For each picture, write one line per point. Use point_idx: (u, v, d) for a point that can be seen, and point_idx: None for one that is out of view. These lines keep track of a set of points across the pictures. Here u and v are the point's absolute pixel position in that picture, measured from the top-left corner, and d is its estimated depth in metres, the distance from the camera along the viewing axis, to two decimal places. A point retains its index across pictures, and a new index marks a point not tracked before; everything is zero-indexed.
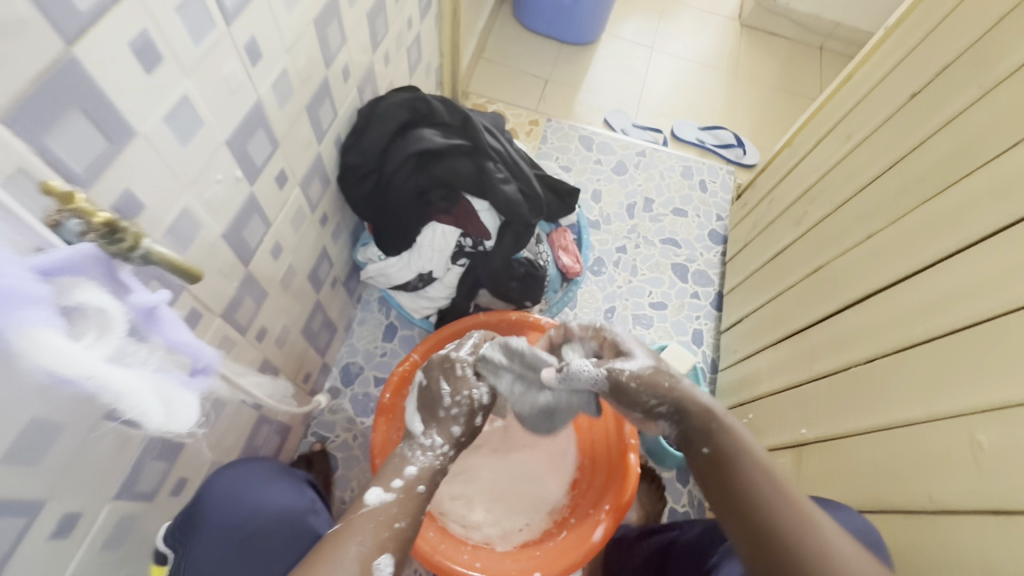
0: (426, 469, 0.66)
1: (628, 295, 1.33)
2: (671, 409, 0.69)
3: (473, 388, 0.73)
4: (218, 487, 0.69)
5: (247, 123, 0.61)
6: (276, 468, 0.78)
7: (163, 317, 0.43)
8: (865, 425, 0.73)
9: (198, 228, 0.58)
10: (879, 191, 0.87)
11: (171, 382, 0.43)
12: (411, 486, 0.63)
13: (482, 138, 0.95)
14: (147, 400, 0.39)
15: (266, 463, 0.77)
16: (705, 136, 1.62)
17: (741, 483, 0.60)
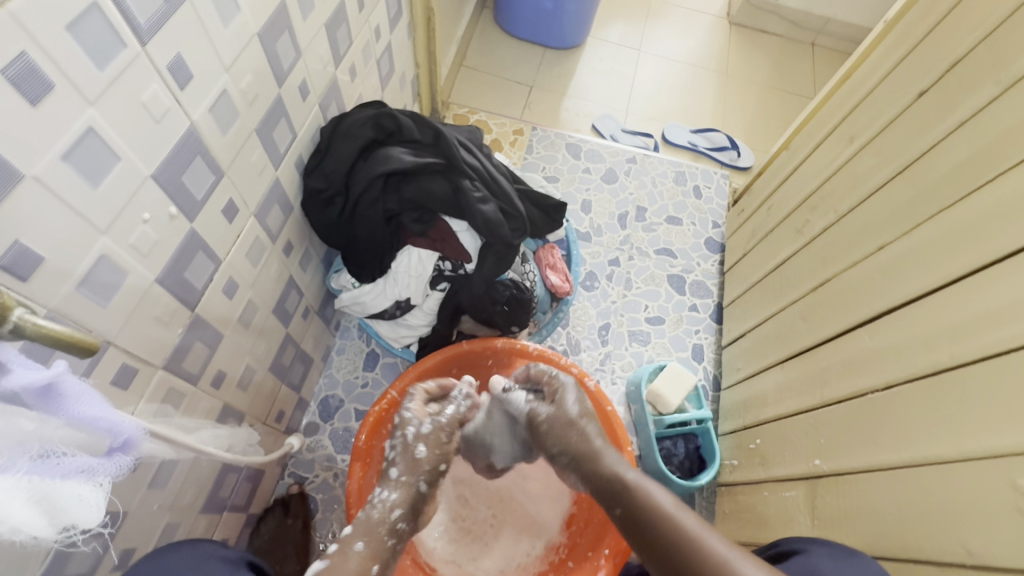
0: (367, 524, 0.62)
1: (622, 310, 1.26)
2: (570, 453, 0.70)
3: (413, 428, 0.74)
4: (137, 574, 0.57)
5: (181, 153, 0.54)
6: (210, 550, 0.63)
7: (66, 393, 0.39)
8: (889, 459, 0.66)
9: (123, 275, 0.51)
10: (889, 199, 0.81)
11: (52, 478, 0.37)
12: (348, 544, 0.59)
13: (457, 154, 0.88)
14: (16, 509, 0.35)
15: (200, 544, 0.63)
16: (697, 140, 1.56)
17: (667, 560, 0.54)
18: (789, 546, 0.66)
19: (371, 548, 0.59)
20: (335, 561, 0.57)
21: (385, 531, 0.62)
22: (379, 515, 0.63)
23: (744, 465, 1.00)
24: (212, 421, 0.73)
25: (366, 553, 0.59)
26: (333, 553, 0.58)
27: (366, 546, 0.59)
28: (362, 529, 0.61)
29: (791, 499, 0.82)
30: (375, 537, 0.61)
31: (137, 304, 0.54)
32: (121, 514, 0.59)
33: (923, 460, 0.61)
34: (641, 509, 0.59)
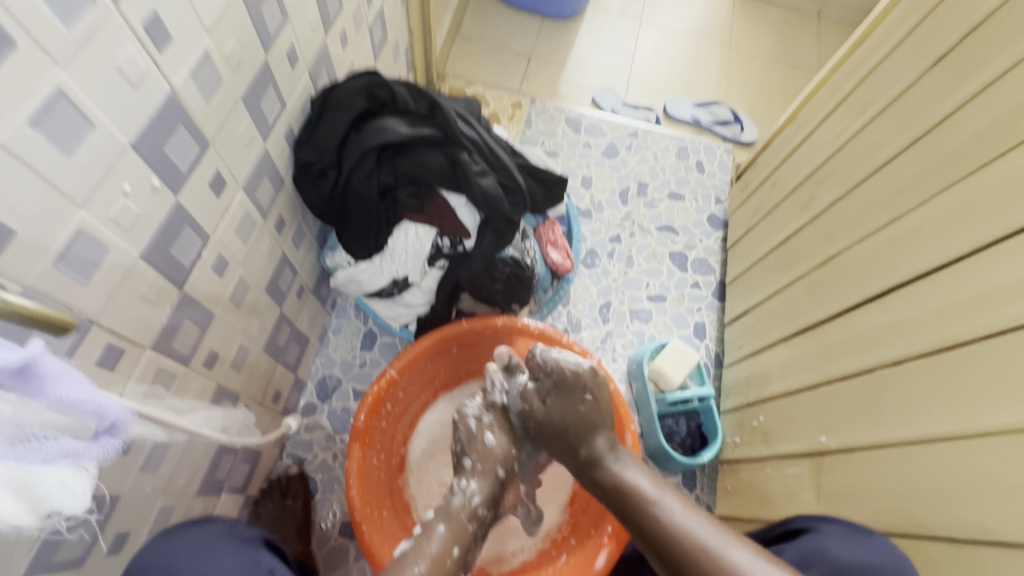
0: (449, 509, 0.67)
1: (623, 288, 1.24)
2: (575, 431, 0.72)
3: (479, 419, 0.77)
4: (156, 554, 0.58)
5: (162, 121, 0.51)
6: (225, 528, 0.64)
7: (44, 373, 0.37)
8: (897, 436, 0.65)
9: (104, 251, 0.48)
10: (903, 171, 0.78)
11: (30, 462, 0.36)
12: (431, 528, 0.65)
13: (455, 126, 0.85)
14: None
15: (217, 522, 0.65)
16: (700, 113, 1.51)
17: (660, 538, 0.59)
18: (796, 525, 0.71)
19: (451, 532, 0.64)
20: (420, 546, 0.62)
21: (464, 517, 0.66)
22: (460, 501, 0.68)
23: (747, 442, 0.99)
24: (206, 402, 0.71)
25: (445, 536, 0.64)
26: (417, 535, 0.65)
27: (446, 528, 0.65)
28: (443, 514, 0.67)
29: (794, 476, 0.83)
30: (456, 524, 0.65)
31: (120, 282, 0.51)
32: (114, 498, 0.57)
33: (939, 436, 0.60)
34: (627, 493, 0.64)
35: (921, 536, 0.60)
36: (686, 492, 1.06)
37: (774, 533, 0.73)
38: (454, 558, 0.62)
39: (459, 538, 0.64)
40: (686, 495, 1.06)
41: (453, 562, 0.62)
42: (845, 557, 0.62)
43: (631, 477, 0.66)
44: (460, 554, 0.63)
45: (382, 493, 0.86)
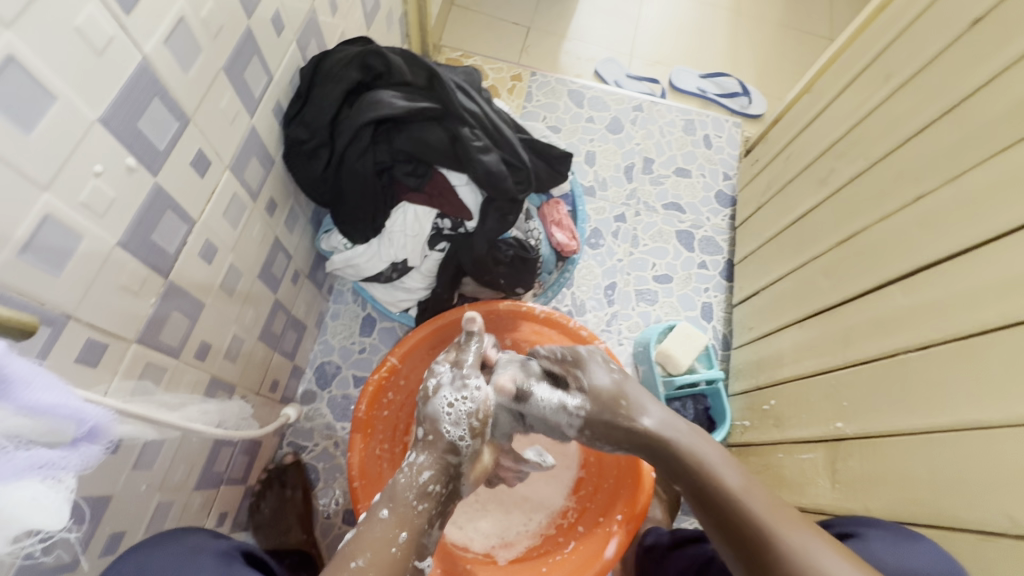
0: (393, 489, 0.59)
1: (629, 269, 1.20)
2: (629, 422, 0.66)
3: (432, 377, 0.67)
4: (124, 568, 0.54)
5: (135, 91, 0.46)
6: (198, 543, 0.59)
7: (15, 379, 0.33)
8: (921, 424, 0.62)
9: (77, 239, 0.44)
10: (933, 142, 0.74)
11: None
12: (374, 513, 0.57)
13: (454, 99, 0.80)
14: None
15: (189, 537, 0.60)
16: (707, 85, 1.45)
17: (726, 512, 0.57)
18: (842, 529, 0.66)
19: (398, 515, 0.57)
20: (363, 532, 0.56)
21: (412, 496, 0.58)
22: (405, 481, 0.59)
23: (757, 426, 0.98)
24: (199, 396, 0.68)
25: (391, 522, 0.56)
26: (361, 522, 0.57)
27: (391, 512, 0.57)
28: (388, 496, 0.58)
29: (808, 462, 0.82)
30: (403, 504, 0.58)
31: (98, 272, 0.47)
32: (106, 499, 0.55)
33: (977, 424, 0.58)
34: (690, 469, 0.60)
35: (951, 526, 0.59)
36: None
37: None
38: (401, 544, 0.56)
39: (408, 521, 0.57)
40: None
41: (399, 551, 0.55)
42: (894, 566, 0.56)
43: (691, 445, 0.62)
44: (411, 538, 0.57)
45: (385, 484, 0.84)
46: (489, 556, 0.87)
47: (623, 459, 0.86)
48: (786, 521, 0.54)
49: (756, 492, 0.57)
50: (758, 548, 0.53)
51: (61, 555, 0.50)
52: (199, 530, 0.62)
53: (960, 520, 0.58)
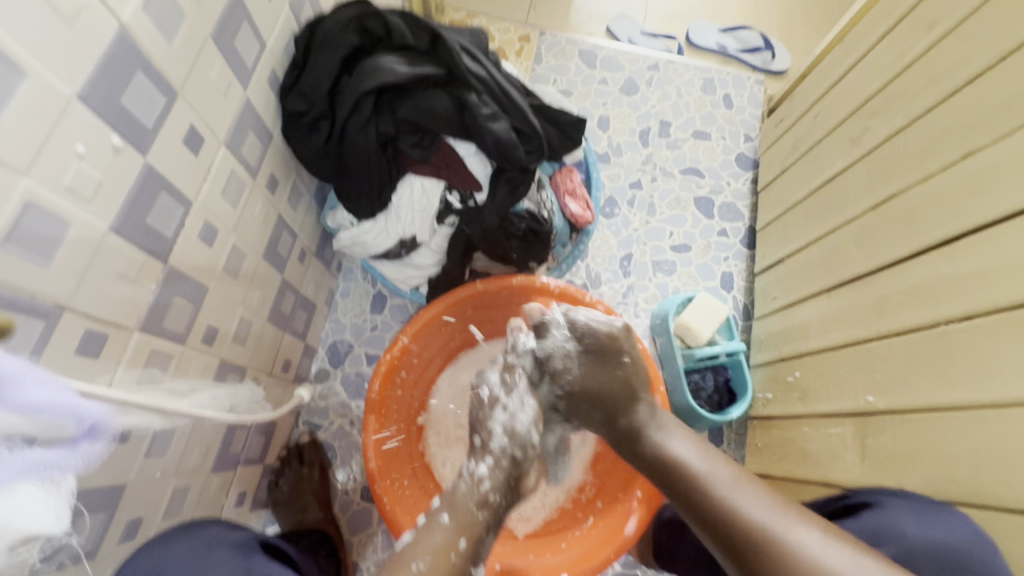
0: (454, 496, 0.61)
1: (645, 239, 1.16)
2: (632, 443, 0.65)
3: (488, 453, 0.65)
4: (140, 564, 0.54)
5: (116, 64, 0.43)
6: (215, 537, 0.61)
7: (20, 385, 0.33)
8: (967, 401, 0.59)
9: (64, 226, 0.42)
10: (986, 91, 0.68)
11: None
12: (435, 518, 0.59)
13: (459, 62, 0.75)
14: None
15: (206, 531, 0.61)
16: (728, 40, 1.36)
17: (692, 496, 0.57)
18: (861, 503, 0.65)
19: (458, 522, 0.58)
20: (422, 537, 0.57)
21: (473, 504, 0.60)
22: (466, 488, 0.62)
23: (781, 399, 0.95)
24: (209, 381, 0.67)
25: (451, 527, 0.58)
26: (421, 526, 0.58)
27: (452, 518, 0.59)
28: (448, 503, 0.61)
29: (835, 437, 0.80)
30: (462, 512, 0.59)
31: (90, 260, 0.45)
32: (121, 487, 0.54)
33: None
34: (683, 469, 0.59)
35: (997, 508, 0.57)
36: (713, 448, 1.04)
37: (835, 506, 0.69)
38: (461, 551, 0.56)
39: (469, 528, 0.58)
40: None
41: (459, 558, 0.56)
42: (916, 535, 0.57)
43: (677, 448, 0.61)
44: (469, 544, 0.57)
45: (402, 463, 0.84)
46: (507, 530, 0.87)
47: None
48: (742, 487, 0.55)
49: (748, 492, 0.54)
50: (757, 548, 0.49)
51: (63, 560, 0.49)
52: (219, 520, 0.64)
53: (1002, 500, 0.56)
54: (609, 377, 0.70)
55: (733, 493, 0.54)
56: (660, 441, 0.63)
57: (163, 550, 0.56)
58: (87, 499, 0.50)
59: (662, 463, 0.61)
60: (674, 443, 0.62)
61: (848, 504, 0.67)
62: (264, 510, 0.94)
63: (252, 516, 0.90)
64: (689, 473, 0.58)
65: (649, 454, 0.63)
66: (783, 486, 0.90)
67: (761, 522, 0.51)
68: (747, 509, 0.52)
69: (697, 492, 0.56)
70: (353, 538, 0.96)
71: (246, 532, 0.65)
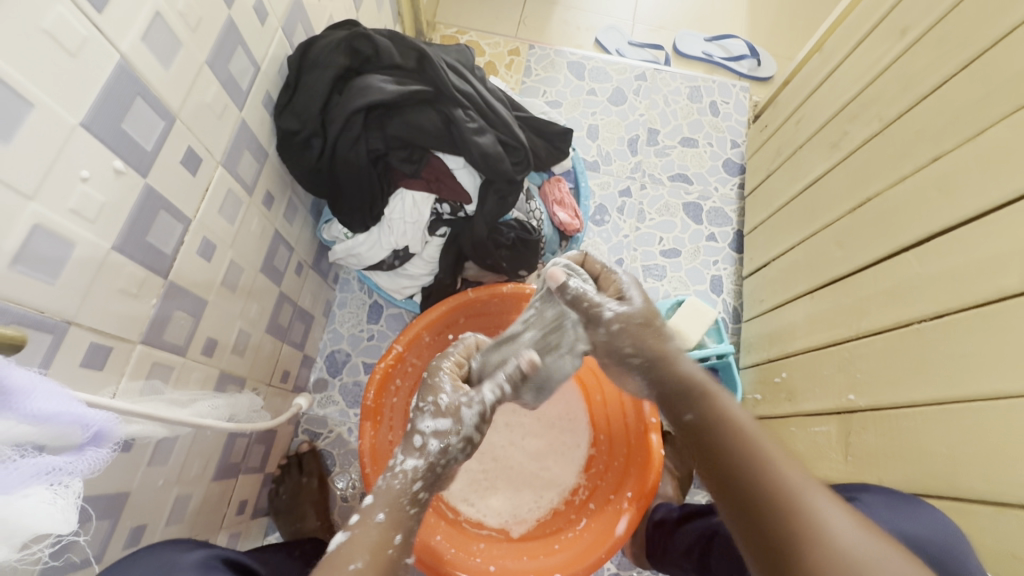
0: (387, 492, 0.57)
1: (636, 244, 1.18)
2: (643, 362, 0.63)
3: (426, 443, 0.59)
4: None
5: (115, 91, 0.45)
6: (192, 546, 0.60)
7: (28, 389, 0.38)
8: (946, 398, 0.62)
9: (69, 246, 0.45)
10: (956, 96, 0.70)
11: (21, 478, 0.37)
12: (368, 516, 0.55)
13: (445, 79, 0.78)
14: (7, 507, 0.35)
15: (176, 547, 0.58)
16: (713, 49, 1.39)
17: (732, 456, 0.54)
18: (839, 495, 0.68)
19: (392, 519, 0.55)
20: (356, 535, 0.53)
21: (406, 500, 0.57)
22: (400, 486, 0.57)
23: (769, 399, 0.98)
24: (210, 391, 0.69)
25: (387, 526, 0.54)
26: (354, 523, 0.54)
27: (387, 516, 0.55)
28: (384, 500, 0.56)
29: (820, 435, 0.82)
30: (397, 508, 0.56)
31: (94, 277, 0.48)
32: (124, 495, 0.56)
33: (997, 394, 0.57)
34: (719, 424, 0.56)
35: (975, 501, 0.58)
36: None
37: None
38: (396, 546, 0.54)
39: (402, 523, 0.56)
40: None
41: (394, 552, 0.53)
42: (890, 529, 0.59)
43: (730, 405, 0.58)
44: (405, 540, 0.55)
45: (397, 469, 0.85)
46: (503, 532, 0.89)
47: (633, 438, 0.86)
48: (794, 465, 0.52)
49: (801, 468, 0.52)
50: (783, 515, 0.48)
51: (67, 560, 0.50)
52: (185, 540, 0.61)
53: (978, 492, 0.58)
54: (678, 374, 0.61)
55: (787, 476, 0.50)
56: (707, 394, 0.59)
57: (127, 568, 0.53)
58: (93, 505, 0.52)
59: (709, 413, 0.57)
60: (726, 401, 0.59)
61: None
62: (265, 518, 0.96)
63: (253, 525, 0.92)
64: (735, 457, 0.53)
65: (695, 404, 0.59)
66: None
67: (796, 487, 0.50)
68: (792, 483, 0.50)
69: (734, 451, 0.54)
70: None
71: (204, 550, 0.59)
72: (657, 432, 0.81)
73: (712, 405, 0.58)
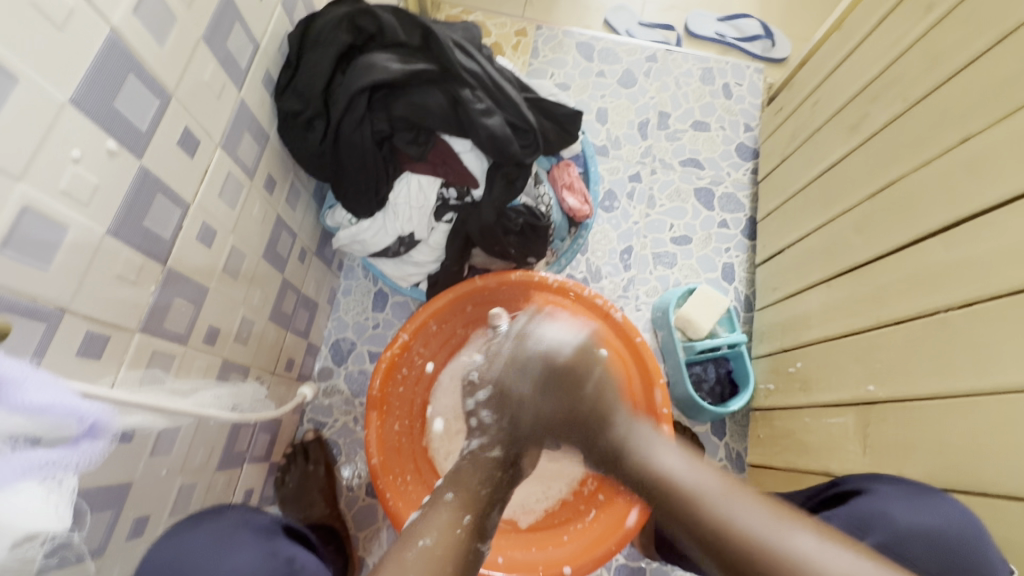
0: (457, 476, 0.59)
1: (646, 231, 1.16)
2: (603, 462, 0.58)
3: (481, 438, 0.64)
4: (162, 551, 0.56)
5: (106, 67, 0.43)
6: (240, 519, 0.63)
7: (18, 381, 0.36)
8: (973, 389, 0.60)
9: (62, 229, 0.43)
10: (986, 74, 0.67)
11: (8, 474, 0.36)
12: (440, 496, 0.57)
13: (451, 58, 0.75)
14: None
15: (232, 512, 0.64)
16: (726, 29, 1.34)
17: (683, 512, 0.50)
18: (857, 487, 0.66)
19: (462, 499, 0.56)
20: (430, 513, 0.55)
21: (477, 479, 0.58)
22: (469, 467, 0.60)
23: (783, 389, 0.95)
24: (212, 380, 0.68)
25: (456, 502, 0.56)
26: (426, 504, 0.57)
27: (456, 495, 0.57)
28: (452, 481, 0.59)
29: (836, 426, 0.80)
30: (467, 486, 0.58)
31: (89, 262, 0.46)
32: (126, 486, 0.55)
33: None
34: (663, 486, 0.52)
35: (1003, 496, 0.56)
36: (716, 440, 1.04)
37: (826, 495, 0.68)
38: (466, 526, 0.54)
39: (472, 504, 0.56)
40: (716, 443, 1.04)
41: (464, 531, 0.53)
42: (910, 526, 0.57)
43: (665, 460, 0.54)
44: (475, 519, 0.55)
45: (404, 459, 0.84)
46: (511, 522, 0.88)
47: None
48: (736, 493, 0.49)
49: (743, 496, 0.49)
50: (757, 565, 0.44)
51: (67, 554, 0.49)
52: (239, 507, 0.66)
53: (1004, 487, 0.56)
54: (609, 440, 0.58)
55: (725, 507, 0.48)
56: (641, 462, 0.54)
57: (185, 538, 0.58)
58: (94, 497, 0.51)
59: (646, 475, 0.53)
60: (662, 461, 0.54)
61: (837, 495, 0.66)
62: (272, 506, 0.96)
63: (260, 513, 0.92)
64: (677, 497, 0.50)
65: (632, 469, 0.55)
66: (785, 476, 0.91)
67: (750, 528, 0.46)
68: (743, 522, 0.47)
69: (686, 508, 0.49)
70: (359, 534, 0.98)
71: (269, 516, 0.67)
72: (668, 423, 0.79)
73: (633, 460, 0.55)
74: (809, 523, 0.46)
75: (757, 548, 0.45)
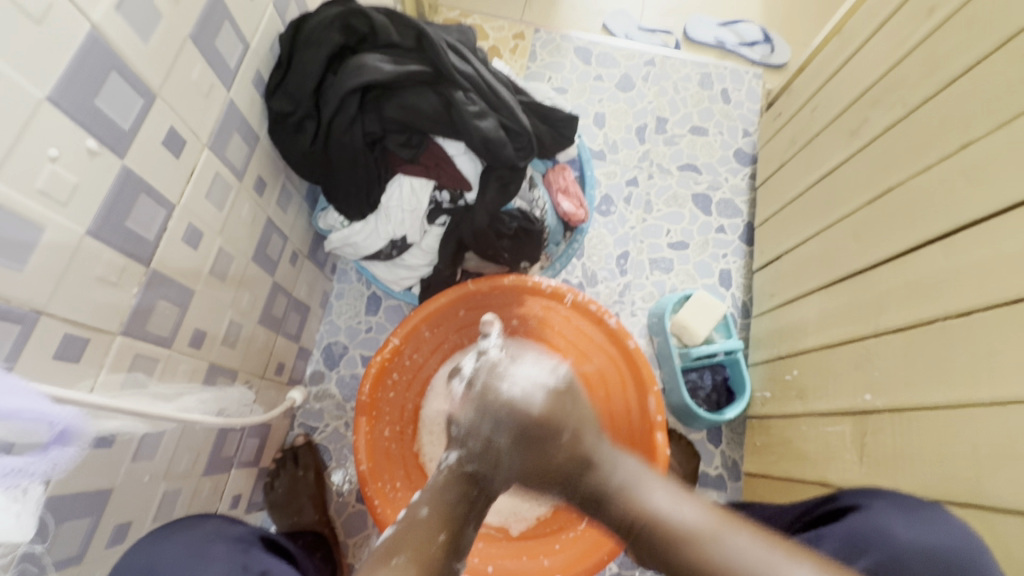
0: (435, 489, 0.58)
1: (642, 236, 1.15)
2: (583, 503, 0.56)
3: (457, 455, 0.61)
4: (138, 559, 0.55)
5: (86, 65, 0.42)
6: (212, 531, 0.61)
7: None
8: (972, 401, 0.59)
9: (38, 230, 0.42)
10: (986, 80, 0.66)
11: None
12: (414, 513, 0.56)
13: (445, 60, 0.74)
14: None
15: (206, 523, 0.62)
16: (726, 34, 1.34)
17: (667, 545, 0.49)
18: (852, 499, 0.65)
19: (438, 515, 0.55)
20: (402, 529, 0.54)
21: (454, 495, 0.57)
22: (447, 480, 0.59)
23: (779, 397, 0.94)
24: (198, 384, 0.67)
25: (431, 518, 0.55)
26: (401, 520, 0.56)
27: (431, 511, 0.56)
28: (429, 496, 0.58)
29: (834, 435, 0.79)
30: (444, 503, 0.57)
31: (68, 263, 0.45)
32: (106, 492, 0.54)
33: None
34: (645, 519, 0.51)
35: (1002, 510, 0.55)
36: (712, 448, 1.03)
37: (824, 508, 0.67)
38: (441, 544, 0.53)
39: (448, 522, 0.55)
40: (712, 451, 1.03)
41: (438, 549, 0.52)
42: (906, 539, 0.56)
43: (650, 492, 0.53)
44: (449, 538, 0.54)
45: (394, 464, 0.83)
46: (502, 531, 0.86)
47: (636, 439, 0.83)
48: (727, 523, 0.50)
49: (735, 527, 0.49)
50: None
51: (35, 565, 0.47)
52: (216, 517, 0.65)
53: (1002, 501, 0.55)
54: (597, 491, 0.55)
55: (716, 539, 0.48)
56: (627, 484, 0.55)
57: (157, 550, 0.56)
58: (71, 504, 0.49)
59: (632, 511, 0.52)
60: (651, 488, 0.54)
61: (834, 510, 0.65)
62: (259, 511, 0.94)
63: (247, 518, 0.90)
64: (666, 530, 0.50)
65: (619, 504, 0.53)
66: (781, 486, 0.89)
67: (751, 566, 0.46)
68: (737, 556, 0.47)
69: (673, 541, 0.49)
70: (348, 540, 0.96)
71: (245, 526, 0.66)
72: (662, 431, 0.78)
73: (618, 498, 0.54)
74: (814, 556, 0.47)
75: (752, 573, 0.45)
